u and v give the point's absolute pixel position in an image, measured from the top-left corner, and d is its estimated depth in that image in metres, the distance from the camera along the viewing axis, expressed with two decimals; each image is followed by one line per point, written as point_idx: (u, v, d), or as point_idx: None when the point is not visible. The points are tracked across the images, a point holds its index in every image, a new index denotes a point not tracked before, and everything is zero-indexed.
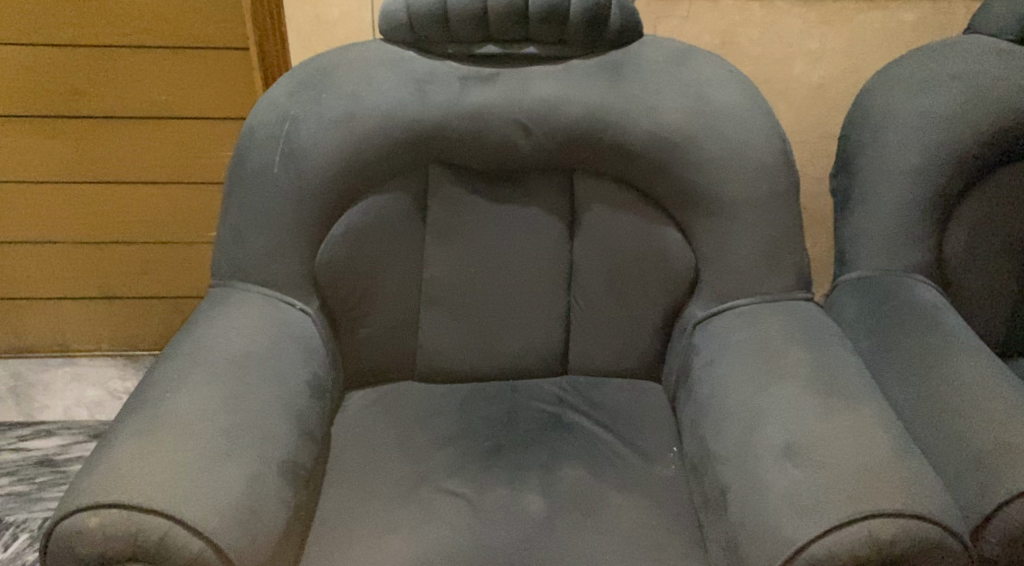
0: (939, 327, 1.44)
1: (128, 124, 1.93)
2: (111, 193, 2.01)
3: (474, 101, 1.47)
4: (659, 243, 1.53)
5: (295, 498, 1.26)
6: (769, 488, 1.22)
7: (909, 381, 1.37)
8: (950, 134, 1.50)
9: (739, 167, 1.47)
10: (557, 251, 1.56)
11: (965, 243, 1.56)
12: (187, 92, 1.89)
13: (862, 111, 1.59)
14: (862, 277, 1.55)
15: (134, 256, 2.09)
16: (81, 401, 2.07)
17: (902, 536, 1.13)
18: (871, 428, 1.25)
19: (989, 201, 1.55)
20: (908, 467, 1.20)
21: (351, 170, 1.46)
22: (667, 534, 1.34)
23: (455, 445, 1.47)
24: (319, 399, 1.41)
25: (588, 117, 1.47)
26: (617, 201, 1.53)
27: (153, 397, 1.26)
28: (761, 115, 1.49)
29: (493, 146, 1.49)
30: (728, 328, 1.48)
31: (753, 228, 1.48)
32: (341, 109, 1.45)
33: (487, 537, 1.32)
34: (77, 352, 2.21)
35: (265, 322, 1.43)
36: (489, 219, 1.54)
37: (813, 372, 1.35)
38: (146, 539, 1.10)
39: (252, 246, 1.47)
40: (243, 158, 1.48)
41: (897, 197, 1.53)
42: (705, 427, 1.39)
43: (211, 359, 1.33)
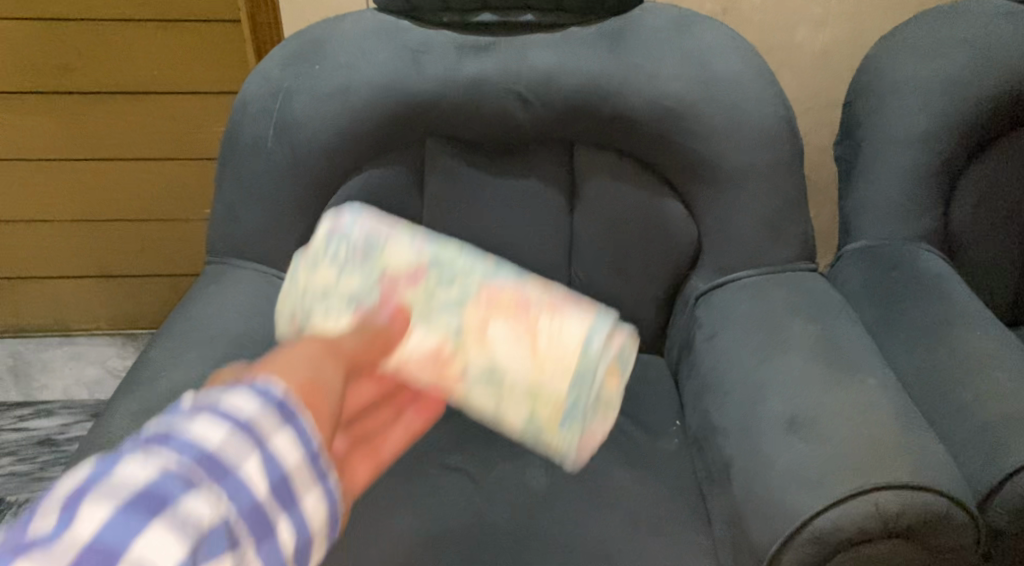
0: (945, 296, 1.42)
1: (118, 99, 1.90)
2: (106, 171, 1.98)
3: (471, 70, 1.44)
4: (661, 215, 1.50)
5: None
6: (773, 461, 1.21)
7: (915, 352, 1.35)
8: (957, 100, 1.47)
9: (742, 136, 1.44)
10: (557, 224, 1.54)
11: (971, 212, 1.54)
12: (178, 67, 1.86)
13: (867, 77, 1.56)
14: (866, 247, 1.54)
15: (130, 234, 2.07)
16: (81, 379, 2.06)
17: (908, 508, 1.12)
18: (877, 400, 1.23)
19: (997, 169, 1.52)
20: (914, 439, 1.18)
21: (346, 144, 1.44)
22: (670, 508, 1.32)
23: (455, 420, 1.46)
24: None
25: (589, 85, 1.44)
26: (618, 173, 1.50)
27: (148, 376, 1.25)
28: (763, 82, 1.46)
29: (491, 117, 1.46)
30: (732, 300, 1.46)
31: (756, 198, 1.46)
32: (335, 82, 1.43)
33: (489, 513, 1.31)
34: (76, 330, 2.20)
35: (262, 300, 1.42)
36: (488, 191, 1.52)
37: (818, 344, 1.33)
38: None
39: (248, 222, 1.46)
40: (236, 133, 1.46)
41: (903, 165, 1.50)
42: (708, 400, 1.38)
43: (208, 338, 1.32)
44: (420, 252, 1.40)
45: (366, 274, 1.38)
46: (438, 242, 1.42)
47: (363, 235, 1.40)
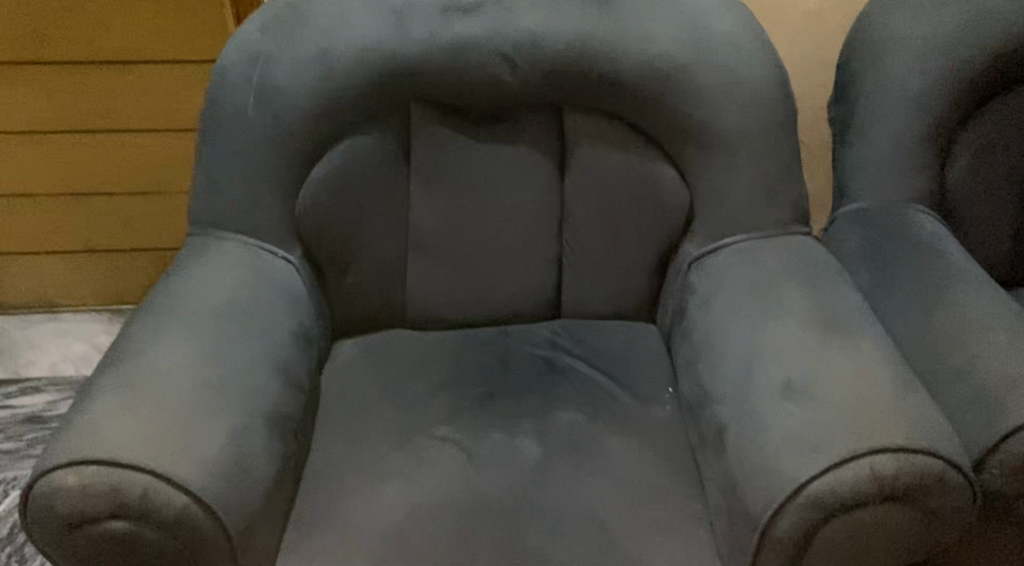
0: (941, 258, 1.40)
1: (97, 69, 1.87)
2: (87, 143, 1.95)
3: (457, 34, 1.42)
4: (652, 180, 1.48)
5: (282, 450, 1.23)
6: (768, 427, 1.19)
7: (911, 315, 1.33)
8: (950, 58, 1.45)
9: (733, 98, 1.42)
10: (547, 191, 1.51)
11: (968, 172, 1.51)
12: (158, 35, 1.83)
13: (860, 37, 1.53)
14: (861, 210, 1.51)
15: (114, 208, 2.04)
16: (68, 356, 2.04)
17: (904, 471, 1.10)
18: (873, 364, 1.21)
19: (994, 128, 1.50)
20: (910, 401, 1.16)
21: (329, 111, 1.41)
22: (665, 476, 1.31)
23: (446, 393, 1.43)
24: (304, 348, 1.38)
25: (575, 48, 1.41)
26: (607, 137, 1.48)
27: (130, 351, 1.22)
28: (754, 43, 1.44)
29: (477, 82, 1.43)
30: (725, 265, 1.44)
31: (749, 161, 1.43)
32: (317, 47, 1.40)
33: (482, 484, 1.28)
34: (60, 305, 2.17)
35: (247, 272, 1.38)
36: (475, 159, 1.48)
37: (812, 308, 1.31)
38: (128, 496, 1.05)
39: (230, 193, 1.42)
40: (216, 102, 1.43)
41: (898, 125, 1.47)
42: (702, 367, 1.36)
43: (192, 311, 1.29)
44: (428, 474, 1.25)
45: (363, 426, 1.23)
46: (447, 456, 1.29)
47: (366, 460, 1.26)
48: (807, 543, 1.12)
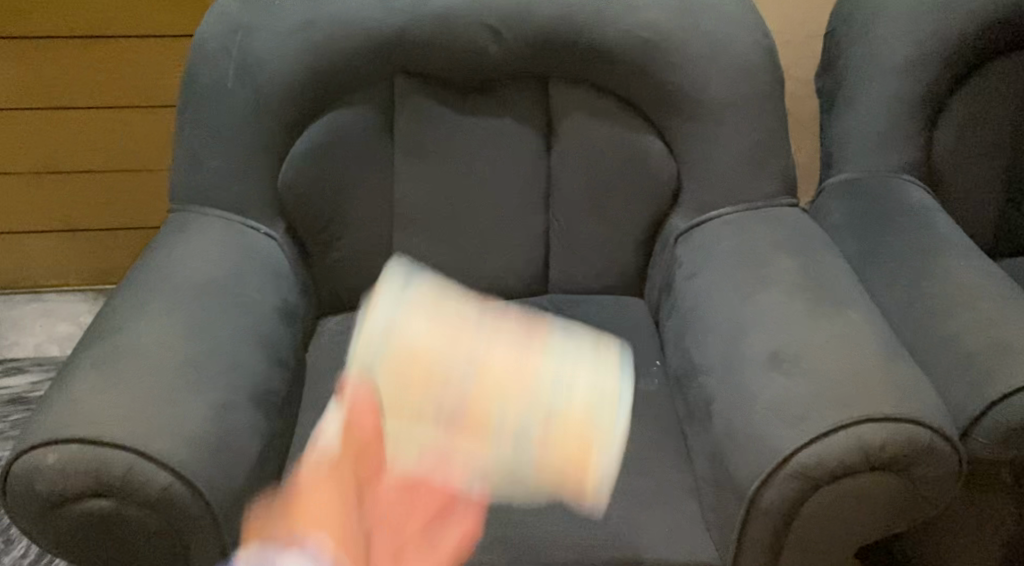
0: (929, 228, 1.39)
1: (76, 45, 1.84)
2: (68, 120, 1.93)
3: (440, 4, 1.40)
4: (640, 152, 1.46)
5: (268, 427, 1.22)
6: (755, 397, 1.18)
7: (899, 285, 1.33)
8: (939, 26, 1.44)
9: (720, 67, 1.40)
10: (533, 164, 1.49)
11: (956, 141, 1.50)
12: (138, 10, 1.81)
13: (848, 5, 1.51)
14: (850, 179, 1.50)
15: (96, 186, 2.02)
16: (52, 336, 2.03)
17: (891, 440, 1.09)
18: (860, 334, 1.21)
19: (983, 95, 1.49)
20: (897, 370, 1.16)
21: (312, 84, 1.40)
22: (654, 449, 1.30)
23: None
24: (288, 324, 1.37)
25: (560, 18, 1.40)
26: (594, 109, 1.46)
27: (111, 327, 1.21)
28: (741, 12, 1.43)
29: (462, 53, 1.42)
30: (713, 237, 1.43)
31: (736, 131, 1.42)
32: (298, 18, 1.39)
33: None
34: (43, 288, 2.14)
35: (230, 248, 1.37)
36: (461, 131, 1.47)
37: (800, 278, 1.30)
38: (110, 475, 1.04)
39: (212, 167, 1.41)
40: (196, 75, 1.41)
41: (887, 93, 1.46)
42: (689, 339, 1.35)
43: (174, 287, 1.28)
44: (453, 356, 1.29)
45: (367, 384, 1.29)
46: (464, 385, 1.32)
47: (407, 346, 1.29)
48: (794, 513, 1.12)
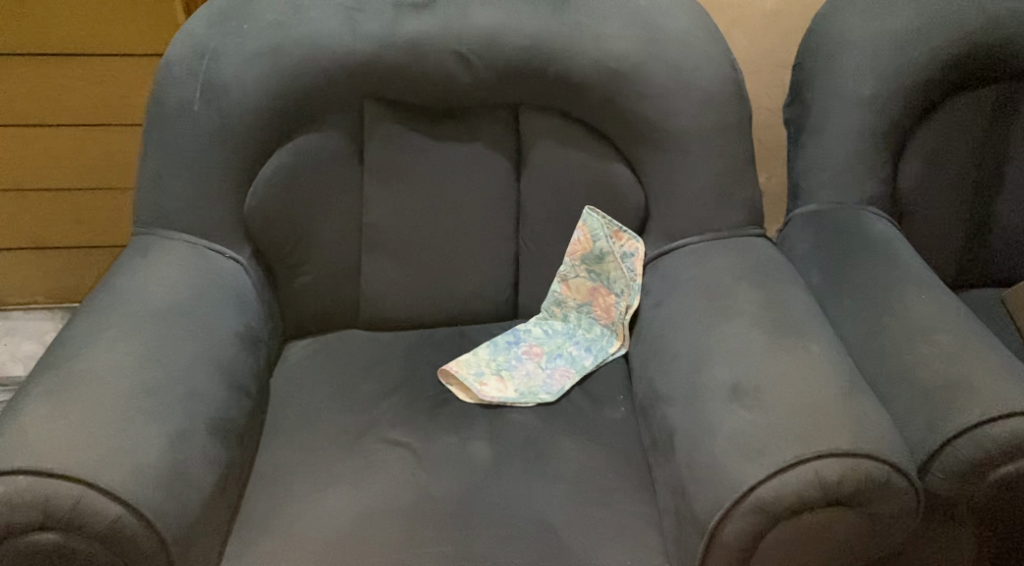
0: (892, 262, 1.40)
1: (44, 62, 1.83)
2: (35, 137, 1.91)
3: (408, 30, 1.40)
4: (608, 181, 1.46)
5: (226, 455, 1.23)
6: (717, 430, 1.18)
7: (861, 317, 1.34)
8: (905, 60, 1.45)
9: (687, 98, 1.40)
10: (501, 190, 1.49)
11: (920, 173, 1.51)
12: (108, 28, 1.80)
13: (816, 37, 1.52)
14: (816, 211, 1.51)
15: (64, 205, 2.01)
16: (16, 355, 2.01)
17: (849, 476, 1.10)
18: (822, 367, 1.21)
19: (946, 130, 1.50)
20: (858, 405, 1.16)
21: (278, 110, 1.39)
22: (616, 477, 1.30)
23: (398, 393, 1.42)
24: (250, 350, 1.36)
25: (529, 47, 1.40)
26: (564, 138, 1.46)
27: (66, 354, 1.21)
28: (710, 42, 1.42)
29: (431, 80, 1.41)
30: (677, 267, 1.43)
31: (703, 161, 1.42)
32: (265, 41, 1.38)
33: (431, 487, 1.27)
34: (10, 306, 2.14)
35: (191, 272, 1.37)
36: (430, 158, 1.46)
37: (763, 309, 1.31)
38: (60, 507, 1.06)
39: (175, 191, 1.40)
40: (161, 98, 1.40)
41: (853, 126, 1.48)
42: (653, 368, 1.36)
43: (134, 313, 1.28)
44: (507, 386, 1.42)
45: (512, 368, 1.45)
46: (501, 363, 1.46)
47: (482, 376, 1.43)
48: (752, 548, 1.12)
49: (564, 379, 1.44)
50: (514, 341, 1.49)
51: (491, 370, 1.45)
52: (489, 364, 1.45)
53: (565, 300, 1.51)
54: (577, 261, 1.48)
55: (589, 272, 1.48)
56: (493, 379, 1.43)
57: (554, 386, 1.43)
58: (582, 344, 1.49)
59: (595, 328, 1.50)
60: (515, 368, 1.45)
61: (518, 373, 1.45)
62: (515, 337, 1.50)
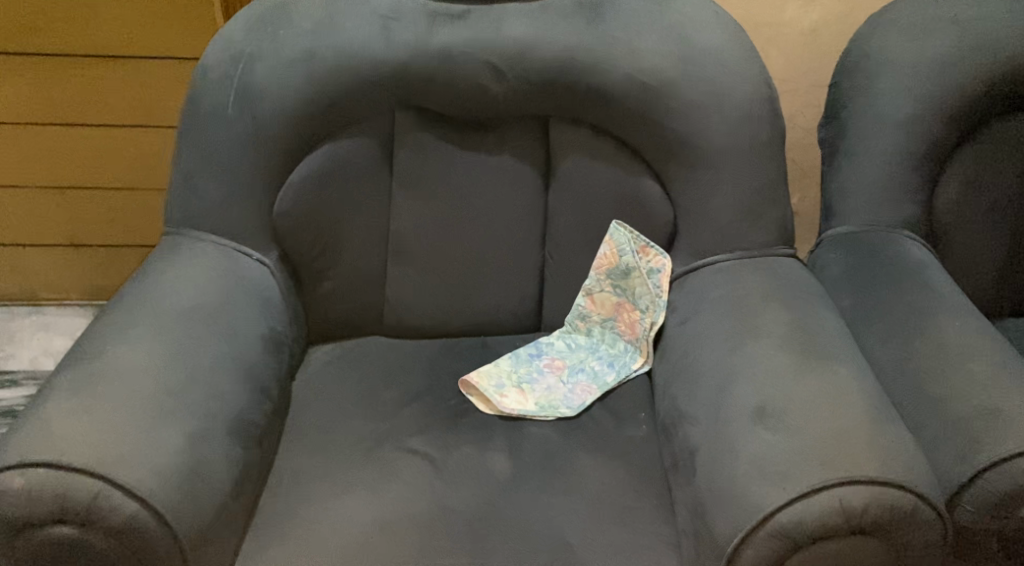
0: (925, 286, 1.37)
1: (86, 63, 1.86)
2: (76, 136, 1.94)
3: (442, 41, 1.40)
4: (637, 196, 1.45)
5: (244, 458, 1.23)
6: (739, 451, 1.17)
7: (892, 343, 1.31)
8: (945, 83, 1.43)
9: (720, 115, 1.39)
10: (529, 202, 1.48)
11: (957, 198, 1.49)
12: (149, 31, 1.83)
13: (854, 57, 1.50)
14: (849, 233, 1.49)
15: (100, 204, 2.03)
16: (48, 350, 2.03)
17: (874, 504, 1.07)
18: (849, 392, 1.19)
19: (986, 156, 1.47)
20: (885, 432, 1.14)
21: (310, 115, 1.40)
22: (636, 495, 1.28)
23: (419, 402, 1.41)
24: (273, 353, 1.37)
25: (562, 60, 1.39)
26: (595, 152, 1.45)
27: (93, 349, 1.22)
28: (746, 58, 1.41)
29: (464, 91, 1.41)
30: (705, 284, 1.42)
31: (735, 178, 1.41)
32: (300, 47, 1.39)
33: (448, 498, 1.26)
34: (44, 302, 2.17)
35: (219, 274, 1.38)
36: (459, 168, 1.46)
37: (791, 331, 1.29)
38: (76, 501, 1.06)
39: (207, 192, 1.41)
40: (196, 100, 1.42)
41: (888, 148, 1.45)
42: (677, 387, 1.34)
43: (160, 312, 1.29)
44: (527, 400, 1.41)
45: (532, 381, 1.44)
46: (521, 375, 1.45)
47: (501, 388, 1.42)
48: None
49: (586, 394, 1.42)
50: (536, 354, 1.48)
51: (511, 383, 1.44)
52: (510, 376, 1.44)
53: (589, 315, 1.50)
54: (602, 275, 1.47)
55: (615, 287, 1.47)
56: (514, 391, 1.42)
57: (575, 400, 1.41)
58: (605, 359, 1.48)
59: (619, 344, 1.49)
60: (537, 382, 1.44)
61: (538, 386, 1.44)
62: (536, 349, 1.49)
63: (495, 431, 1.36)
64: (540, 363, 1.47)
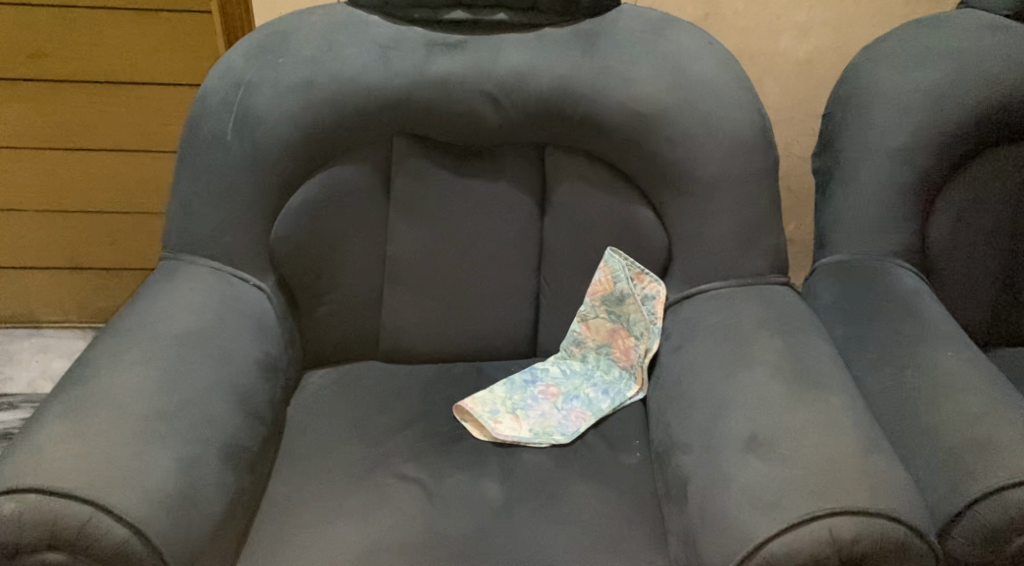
0: (918, 316, 1.38)
1: (90, 88, 1.88)
2: (78, 160, 1.96)
3: (440, 69, 1.41)
4: (632, 223, 1.46)
5: (237, 483, 1.23)
6: (731, 481, 1.17)
7: (885, 372, 1.31)
8: (938, 114, 1.44)
9: (715, 144, 1.40)
10: (525, 229, 1.49)
11: (951, 229, 1.49)
12: (153, 56, 1.84)
13: (848, 87, 1.51)
14: (842, 261, 1.49)
15: (100, 227, 2.05)
16: (46, 373, 2.04)
17: (864, 536, 1.08)
18: (841, 422, 1.19)
19: (978, 186, 1.48)
20: (876, 462, 1.14)
21: (308, 142, 1.41)
22: (628, 523, 1.28)
23: (414, 427, 1.41)
24: (268, 378, 1.37)
25: (559, 89, 1.40)
26: (591, 180, 1.46)
27: (88, 374, 1.23)
28: (740, 88, 1.42)
29: (461, 119, 1.43)
30: (699, 312, 1.42)
31: (729, 206, 1.41)
32: (299, 75, 1.40)
33: (440, 525, 1.26)
34: (44, 324, 2.18)
35: (215, 298, 1.38)
36: (455, 195, 1.47)
37: (784, 359, 1.29)
38: (66, 526, 1.07)
39: (205, 218, 1.42)
40: (195, 126, 1.43)
41: (881, 178, 1.46)
42: (671, 415, 1.34)
43: (155, 337, 1.29)
44: (521, 426, 1.41)
45: (526, 408, 1.45)
46: (516, 401, 1.45)
47: (495, 414, 1.43)
48: None
49: (580, 420, 1.43)
50: (531, 381, 1.49)
51: (506, 409, 1.44)
52: (505, 402, 1.45)
53: (584, 341, 1.51)
54: (597, 302, 1.48)
55: (609, 313, 1.48)
56: (508, 418, 1.43)
57: (570, 427, 1.42)
58: (600, 386, 1.48)
59: (614, 370, 1.49)
60: (531, 408, 1.45)
61: (533, 413, 1.44)
62: (532, 375, 1.50)
63: (489, 458, 1.36)
64: (535, 389, 1.48)
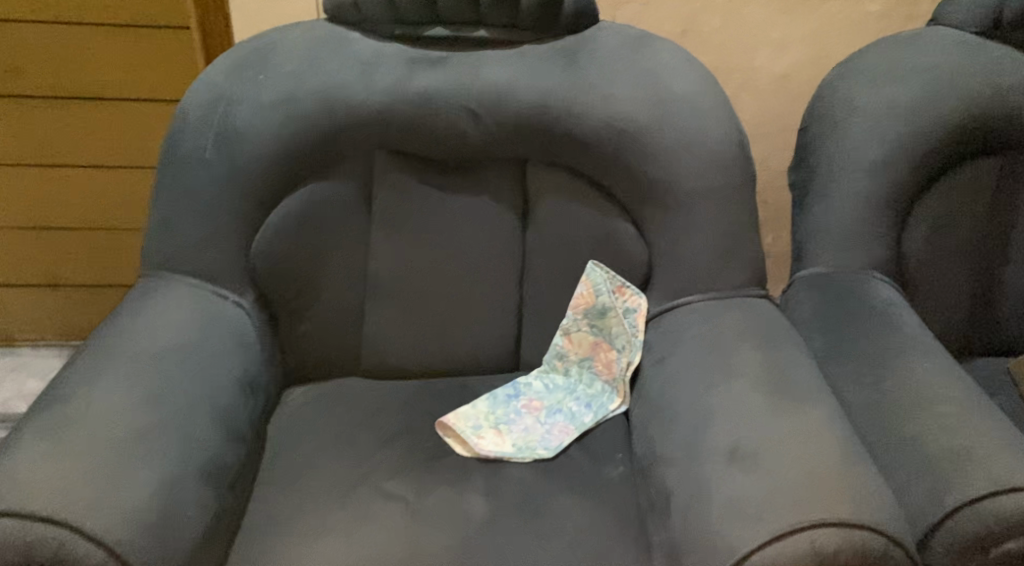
0: (896, 328, 1.39)
1: (67, 104, 1.86)
2: (55, 176, 1.95)
3: (421, 85, 1.41)
4: (613, 237, 1.47)
5: (218, 503, 1.23)
6: (714, 494, 1.17)
7: (864, 384, 1.33)
8: (913, 128, 1.46)
9: (694, 159, 1.41)
10: (506, 244, 1.49)
11: (926, 240, 1.51)
12: (131, 72, 1.84)
13: (824, 101, 1.53)
14: (821, 274, 1.50)
15: (77, 243, 2.03)
16: (21, 393, 2.01)
17: (846, 547, 1.08)
18: (822, 433, 1.20)
19: (952, 199, 1.50)
20: (857, 473, 1.15)
21: (289, 158, 1.41)
22: (612, 537, 1.28)
23: (396, 443, 1.41)
24: (249, 395, 1.37)
25: (539, 105, 1.41)
26: (572, 194, 1.47)
27: (67, 393, 1.22)
28: (719, 103, 1.44)
29: (442, 135, 1.43)
30: (680, 325, 1.43)
31: (709, 220, 1.43)
32: (279, 92, 1.40)
33: (423, 542, 1.26)
34: (20, 342, 2.16)
35: (195, 316, 1.38)
36: (436, 210, 1.48)
37: (765, 372, 1.30)
38: (41, 552, 1.06)
39: (184, 235, 1.42)
40: (175, 142, 1.42)
41: (859, 191, 1.48)
42: (653, 428, 1.34)
43: (135, 355, 1.28)
44: (504, 442, 1.41)
45: (509, 423, 1.45)
46: (499, 417, 1.45)
47: (478, 430, 1.43)
48: None
49: (563, 435, 1.43)
50: (514, 395, 1.49)
51: (488, 425, 1.44)
52: (487, 418, 1.45)
53: (566, 354, 1.51)
54: (579, 315, 1.48)
55: (591, 326, 1.48)
56: (491, 433, 1.43)
57: (553, 441, 1.42)
58: (582, 400, 1.48)
59: (596, 384, 1.50)
60: (514, 423, 1.45)
61: (516, 428, 1.44)
62: (514, 389, 1.50)
63: (471, 473, 1.36)
64: (517, 404, 1.48)
